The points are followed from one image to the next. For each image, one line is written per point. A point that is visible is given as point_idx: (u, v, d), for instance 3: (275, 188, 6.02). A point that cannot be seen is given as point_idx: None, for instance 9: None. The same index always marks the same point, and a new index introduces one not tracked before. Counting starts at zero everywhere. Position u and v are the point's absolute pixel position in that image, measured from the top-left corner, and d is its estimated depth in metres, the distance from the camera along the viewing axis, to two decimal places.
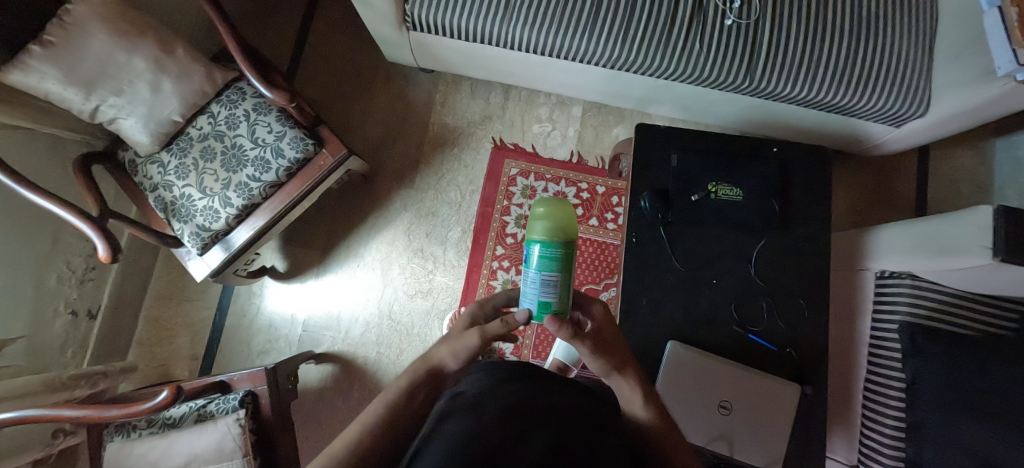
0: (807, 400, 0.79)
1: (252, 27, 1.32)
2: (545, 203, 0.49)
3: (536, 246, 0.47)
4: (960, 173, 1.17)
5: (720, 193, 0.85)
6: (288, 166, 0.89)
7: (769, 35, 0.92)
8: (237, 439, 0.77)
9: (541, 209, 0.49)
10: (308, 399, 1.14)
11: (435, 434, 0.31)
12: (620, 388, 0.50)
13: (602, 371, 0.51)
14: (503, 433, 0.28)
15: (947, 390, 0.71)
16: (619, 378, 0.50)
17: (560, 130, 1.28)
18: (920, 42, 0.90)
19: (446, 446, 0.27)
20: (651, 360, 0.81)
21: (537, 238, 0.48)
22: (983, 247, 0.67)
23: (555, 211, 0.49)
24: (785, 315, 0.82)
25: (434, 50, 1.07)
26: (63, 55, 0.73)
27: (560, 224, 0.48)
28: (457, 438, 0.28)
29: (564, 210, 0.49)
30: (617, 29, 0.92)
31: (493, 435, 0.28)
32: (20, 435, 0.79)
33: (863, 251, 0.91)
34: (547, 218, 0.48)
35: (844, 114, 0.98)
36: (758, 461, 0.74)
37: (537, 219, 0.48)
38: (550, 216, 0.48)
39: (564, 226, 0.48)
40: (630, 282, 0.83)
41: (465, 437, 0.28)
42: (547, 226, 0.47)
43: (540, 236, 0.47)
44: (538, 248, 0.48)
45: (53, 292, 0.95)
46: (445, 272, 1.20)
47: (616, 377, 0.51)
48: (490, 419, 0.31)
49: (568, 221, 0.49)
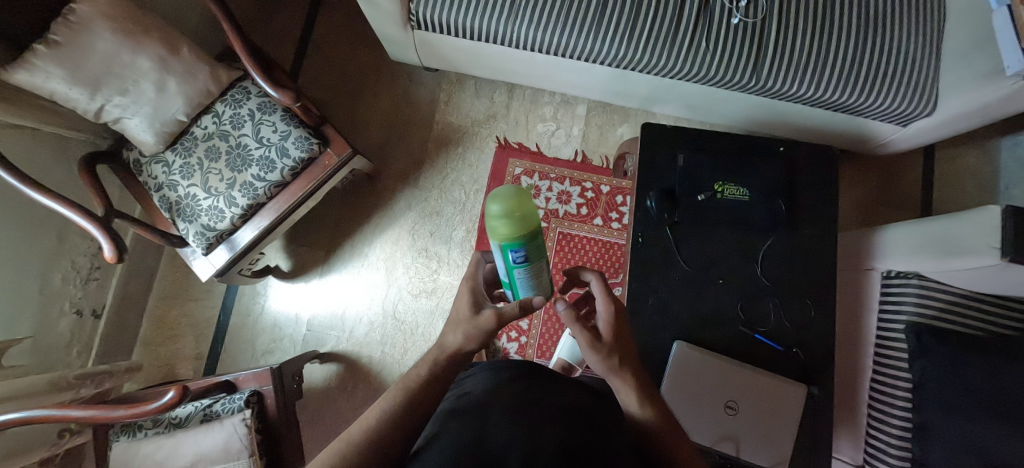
0: (813, 400, 0.79)
1: (256, 25, 1.31)
2: (498, 200, 0.34)
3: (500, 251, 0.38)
4: (965, 173, 1.17)
5: (726, 193, 0.85)
6: (293, 165, 0.89)
7: (776, 33, 0.92)
8: (243, 439, 0.77)
9: (493, 203, 0.35)
10: (312, 398, 1.14)
11: (439, 444, 0.31)
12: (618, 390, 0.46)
13: (602, 370, 0.46)
14: (506, 440, 0.28)
15: (954, 391, 0.71)
16: (616, 379, 0.46)
17: (565, 129, 1.27)
18: (928, 40, 0.90)
19: (447, 457, 0.27)
20: (657, 360, 0.81)
21: (497, 242, 0.37)
22: (992, 248, 0.66)
23: (512, 207, 0.35)
24: (792, 315, 0.82)
25: (438, 49, 1.07)
26: (68, 55, 0.73)
27: (520, 226, 0.35)
28: (462, 445, 0.29)
29: (523, 204, 0.35)
30: (623, 28, 0.91)
31: (497, 442, 0.28)
32: (26, 434, 0.79)
33: (870, 251, 0.91)
34: (504, 222, 0.35)
35: (850, 113, 0.98)
36: (765, 461, 0.74)
37: (492, 220, 0.36)
38: (507, 218, 0.35)
39: (528, 220, 0.36)
40: (636, 282, 0.83)
41: (467, 446, 0.28)
42: (505, 233, 0.36)
43: (501, 243, 0.37)
44: (500, 249, 0.38)
45: (58, 292, 0.95)
46: (449, 271, 1.20)
47: (615, 379, 0.46)
48: (494, 425, 0.31)
49: (529, 216, 0.35)
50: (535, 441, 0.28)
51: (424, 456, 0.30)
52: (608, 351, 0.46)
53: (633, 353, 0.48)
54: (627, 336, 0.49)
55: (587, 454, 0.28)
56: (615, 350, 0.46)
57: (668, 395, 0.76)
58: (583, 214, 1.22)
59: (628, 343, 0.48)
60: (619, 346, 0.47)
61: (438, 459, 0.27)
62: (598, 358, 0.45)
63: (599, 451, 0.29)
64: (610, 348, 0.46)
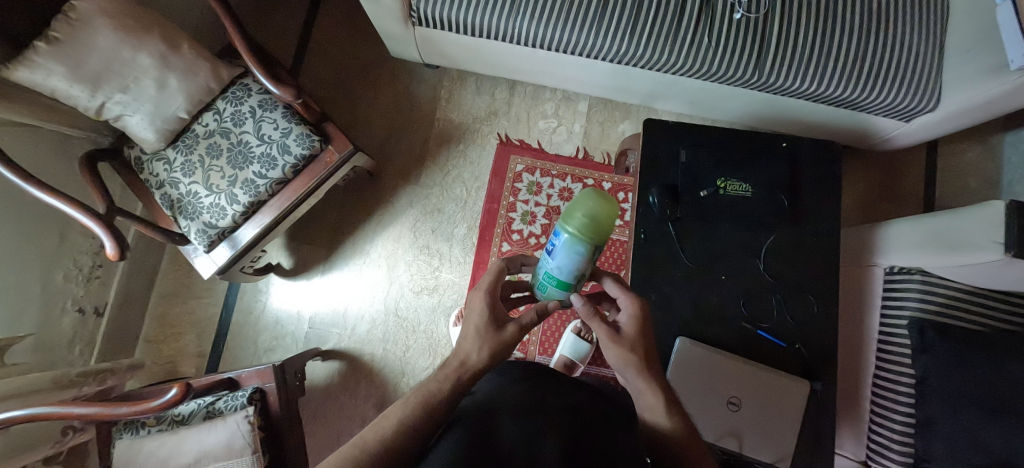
0: (816, 396, 0.79)
1: (256, 23, 1.31)
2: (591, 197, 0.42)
3: (567, 242, 0.43)
4: (968, 168, 1.16)
5: (729, 189, 0.85)
6: (294, 162, 0.89)
7: (778, 28, 0.92)
8: (246, 436, 0.77)
9: (583, 199, 0.42)
10: (315, 396, 1.14)
11: (444, 447, 0.31)
12: (638, 389, 0.46)
13: (620, 365, 0.47)
14: (510, 449, 0.28)
15: (958, 387, 0.70)
16: (638, 377, 0.46)
17: (566, 126, 1.27)
18: (931, 35, 0.89)
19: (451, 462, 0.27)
20: (660, 356, 0.80)
21: (569, 235, 0.43)
22: (995, 243, 0.66)
23: (596, 208, 0.42)
24: (795, 311, 0.82)
25: (439, 45, 1.07)
26: (68, 52, 0.73)
27: (596, 227, 0.42)
28: (466, 450, 0.29)
29: (610, 209, 0.42)
30: (624, 23, 0.91)
31: (502, 453, 0.28)
32: (30, 432, 0.79)
33: (873, 247, 0.91)
34: (589, 217, 0.42)
35: (854, 109, 0.98)
36: (769, 457, 0.74)
37: (576, 214, 0.42)
38: (589, 216, 0.42)
39: (602, 227, 0.42)
40: (639, 278, 0.83)
41: (471, 452, 0.28)
42: (583, 229, 0.42)
43: (574, 237, 0.43)
44: (568, 244, 0.44)
45: (60, 290, 0.95)
46: (451, 269, 1.20)
47: (635, 376, 0.46)
48: (502, 429, 0.31)
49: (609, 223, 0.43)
50: (538, 452, 0.27)
51: (429, 461, 0.30)
52: (630, 345, 0.47)
53: (654, 354, 0.49)
54: (650, 335, 0.50)
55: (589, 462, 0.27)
56: (637, 345, 0.48)
57: (675, 380, 0.76)
58: None
59: (651, 342, 0.50)
60: (641, 343, 0.48)
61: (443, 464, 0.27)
62: (619, 351, 0.47)
63: (601, 457, 0.29)
64: (631, 342, 0.48)
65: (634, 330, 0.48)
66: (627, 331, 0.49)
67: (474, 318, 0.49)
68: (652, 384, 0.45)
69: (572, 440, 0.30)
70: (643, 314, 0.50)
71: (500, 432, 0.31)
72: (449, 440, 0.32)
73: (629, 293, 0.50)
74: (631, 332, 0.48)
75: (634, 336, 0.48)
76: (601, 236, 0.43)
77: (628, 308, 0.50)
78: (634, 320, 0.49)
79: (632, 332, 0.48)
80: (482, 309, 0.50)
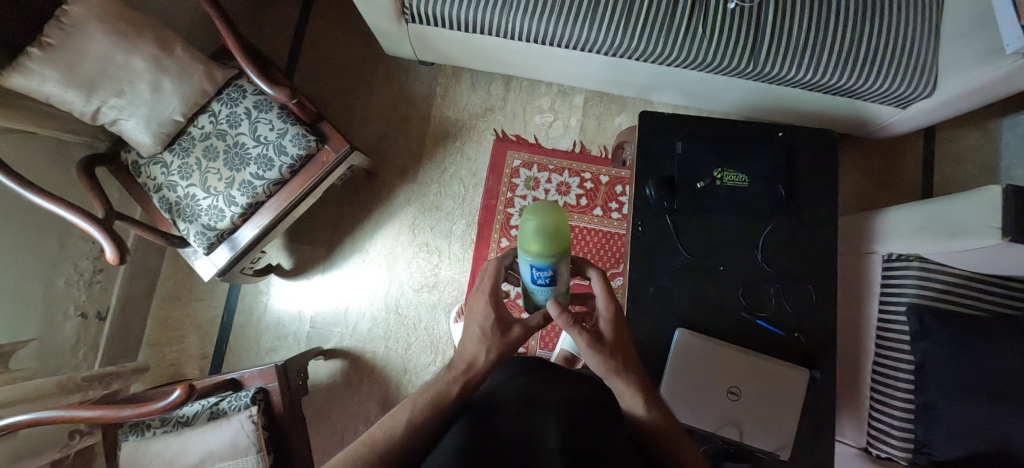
0: (816, 384, 0.79)
1: (248, 22, 1.30)
2: (535, 219, 0.39)
3: (531, 263, 0.42)
4: (967, 153, 1.16)
5: (726, 179, 0.84)
6: (291, 163, 0.89)
7: (772, 18, 0.91)
8: (250, 435, 0.78)
9: (531, 221, 0.39)
10: (318, 394, 1.15)
11: (445, 440, 0.31)
12: (618, 390, 0.45)
13: (602, 370, 0.46)
14: (509, 442, 0.28)
15: (957, 372, 0.71)
16: (618, 378, 0.45)
17: (562, 120, 1.27)
18: (927, 19, 0.89)
19: (453, 457, 0.27)
20: (661, 348, 0.81)
21: (542, 258, 0.41)
22: (993, 228, 0.65)
23: (551, 221, 0.39)
24: (793, 300, 0.82)
25: (434, 43, 1.07)
26: (64, 58, 0.73)
27: (560, 242, 0.40)
28: (467, 441, 0.29)
29: (551, 222, 0.39)
30: (618, 16, 0.90)
31: (504, 445, 0.28)
32: (38, 435, 0.80)
33: (872, 235, 0.91)
34: (537, 235, 0.39)
35: (849, 96, 0.97)
36: (768, 445, 0.74)
37: (531, 237, 0.39)
38: (546, 237, 0.39)
39: (557, 236, 0.40)
40: (636, 270, 0.84)
41: (469, 446, 0.28)
42: (546, 251, 0.40)
43: (535, 255, 0.41)
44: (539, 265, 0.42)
45: (63, 296, 0.96)
46: (451, 266, 1.20)
47: (616, 379, 0.45)
48: (502, 421, 0.32)
49: (561, 234, 0.40)
50: (536, 442, 0.27)
51: (431, 457, 0.30)
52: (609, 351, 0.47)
53: (631, 355, 0.49)
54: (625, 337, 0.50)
55: (587, 450, 0.27)
56: (615, 350, 0.47)
57: (669, 394, 0.76)
58: (582, 205, 1.22)
59: (626, 343, 0.50)
60: (619, 346, 0.48)
61: (444, 457, 0.28)
62: (600, 359, 0.46)
63: (600, 448, 0.29)
64: (612, 348, 0.47)
65: (613, 336, 0.48)
66: (607, 335, 0.48)
67: (479, 320, 0.46)
68: (632, 386, 0.45)
69: (575, 429, 0.30)
70: (617, 317, 0.49)
71: (502, 424, 0.31)
72: (449, 435, 0.32)
73: (608, 296, 0.48)
74: (609, 339, 0.48)
75: (611, 341, 0.48)
76: (557, 244, 0.40)
77: (606, 313, 0.49)
78: (611, 321, 0.49)
79: (609, 337, 0.48)
80: (484, 312, 0.46)
